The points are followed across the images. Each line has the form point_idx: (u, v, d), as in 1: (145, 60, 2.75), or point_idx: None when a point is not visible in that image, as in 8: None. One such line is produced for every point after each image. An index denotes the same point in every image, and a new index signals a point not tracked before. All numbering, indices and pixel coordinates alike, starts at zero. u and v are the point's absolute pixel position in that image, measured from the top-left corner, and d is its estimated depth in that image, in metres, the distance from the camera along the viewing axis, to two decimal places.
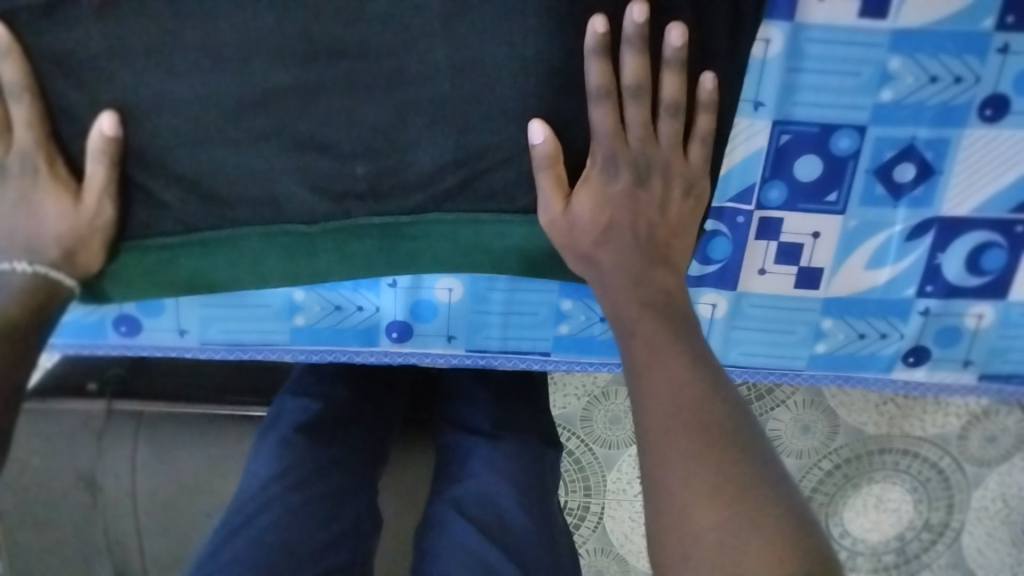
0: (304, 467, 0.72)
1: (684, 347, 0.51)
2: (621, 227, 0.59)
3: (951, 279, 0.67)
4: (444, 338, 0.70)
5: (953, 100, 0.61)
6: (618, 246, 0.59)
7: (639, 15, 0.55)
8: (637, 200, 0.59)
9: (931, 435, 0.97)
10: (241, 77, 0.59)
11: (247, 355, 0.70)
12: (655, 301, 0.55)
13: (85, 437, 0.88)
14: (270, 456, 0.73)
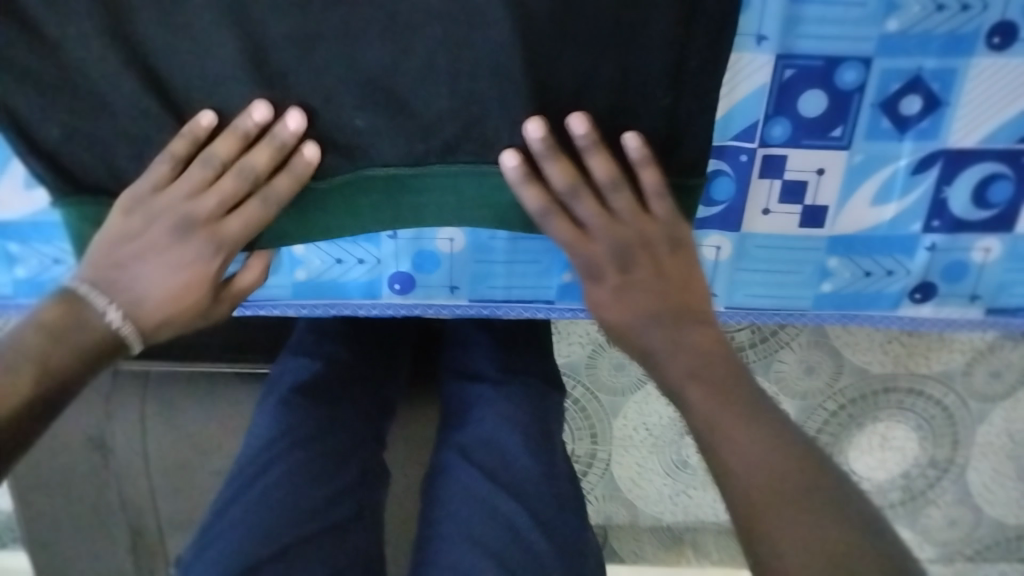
0: (310, 422, 0.73)
1: (726, 383, 0.54)
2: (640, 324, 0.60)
3: (957, 213, 0.66)
4: (447, 288, 0.70)
5: (959, 28, 0.60)
6: (649, 335, 0.59)
7: (538, 131, 0.60)
8: (639, 289, 0.61)
9: (935, 371, 0.97)
10: (225, 27, 0.57)
11: (250, 310, 0.70)
12: (697, 366, 0.55)
13: (94, 400, 0.89)
14: (270, 417, 0.73)
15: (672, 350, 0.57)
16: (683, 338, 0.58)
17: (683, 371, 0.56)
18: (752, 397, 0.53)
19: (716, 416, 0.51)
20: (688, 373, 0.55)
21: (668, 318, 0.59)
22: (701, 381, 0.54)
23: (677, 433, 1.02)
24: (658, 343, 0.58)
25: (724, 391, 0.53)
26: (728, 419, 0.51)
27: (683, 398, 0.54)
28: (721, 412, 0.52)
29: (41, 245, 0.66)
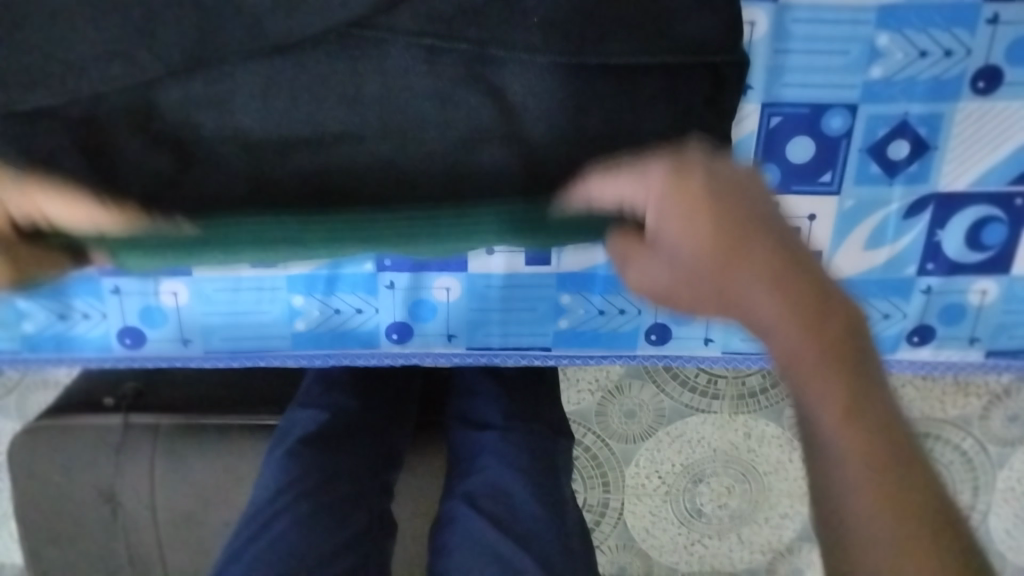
0: (314, 472, 0.73)
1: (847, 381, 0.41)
2: (775, 329, 0.42)
3: (952, 256, 0.66)
4: (444, 336, 0.70)
5: (944, 74, 0.61)
6: (781, 334, 0.42)
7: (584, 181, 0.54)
8: (785, 284, 0.43)
9: (952, 416, 0.96)
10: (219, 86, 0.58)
11: (248, 362, 0.70)
12: (856, 412, 0.40)
13: (104, 455, 0.89)
14: (276, 466, 0.74)
15: (819, 376, 0.41)
16: (842, 364, 0.41)
17: (832, 408, 0.40)
18: (916, 503, 0.39)
19: (837, 513, 0.40)
20: (845, 423, 0.40)
21: (812, 322, 0.42)
22: (857, 439, 0.40)
23: (690, 480, 1.01)
24: (798, 362, 0.42)
25: (885, 475, 0.39)
26: (873, 523, 0.39)
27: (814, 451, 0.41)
28: (860, 513, 0.39)
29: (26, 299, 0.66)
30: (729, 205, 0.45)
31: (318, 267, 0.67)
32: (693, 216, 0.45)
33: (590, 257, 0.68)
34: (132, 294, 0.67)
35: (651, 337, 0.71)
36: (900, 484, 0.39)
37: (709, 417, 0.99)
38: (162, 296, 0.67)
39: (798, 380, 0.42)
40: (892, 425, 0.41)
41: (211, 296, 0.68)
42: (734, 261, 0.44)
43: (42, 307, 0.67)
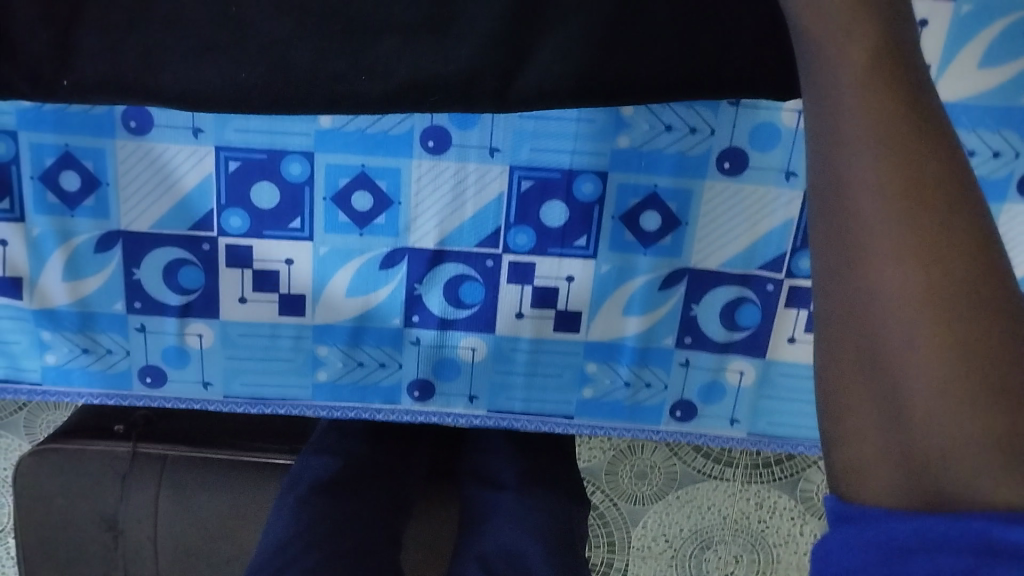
0: (323, 524, 0.71)
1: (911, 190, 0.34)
2: (873, 213, 0.34)
3: None
4: (466, 397, 0.69)
5: (990, 175, 0.61)
6: (883, 226, 0.34)
7: None
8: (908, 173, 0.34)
9: None
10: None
11: (268, 410, 0.69)
12: (940, 300, 0.32)
13: (110, 481, 0.88)
14: (286, 518, 0.72)
15: (907, 282, 0.33)
16: (954, 276, 0.33)
17: (921, 318, 0.32)
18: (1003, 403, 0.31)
19: (892, 411, 0.33)
20: (918, 325, 0.33)
21: (937, 218, 0.33)
22: (937, 325, 0.32)
23: (698, 546, 0.98)
24: (861, 147, 0.34)
25: (974, 368, 0.31)
26: (938, 422, 0.32)
27: (862, 338, 0.34)
28: (929, 410, 0.32)
29: (54, 331, 0.66)
30: (897, 74, 0.35)
31: (343, 320, 0.67)
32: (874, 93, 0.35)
33: (619, 326, 0.67)
34: (156, 333, 0.67)
35: (676, 413, 0.70)
36: (992, 394, 0.31)
37: (721, 483, 0.97)
38: (186, 337, 0.67)
39: (820, 71, 0.37)
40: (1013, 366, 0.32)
41: (236, 341, 0.67)
42: (866, 97, 0.35)
43: (66, 339, 0.67)
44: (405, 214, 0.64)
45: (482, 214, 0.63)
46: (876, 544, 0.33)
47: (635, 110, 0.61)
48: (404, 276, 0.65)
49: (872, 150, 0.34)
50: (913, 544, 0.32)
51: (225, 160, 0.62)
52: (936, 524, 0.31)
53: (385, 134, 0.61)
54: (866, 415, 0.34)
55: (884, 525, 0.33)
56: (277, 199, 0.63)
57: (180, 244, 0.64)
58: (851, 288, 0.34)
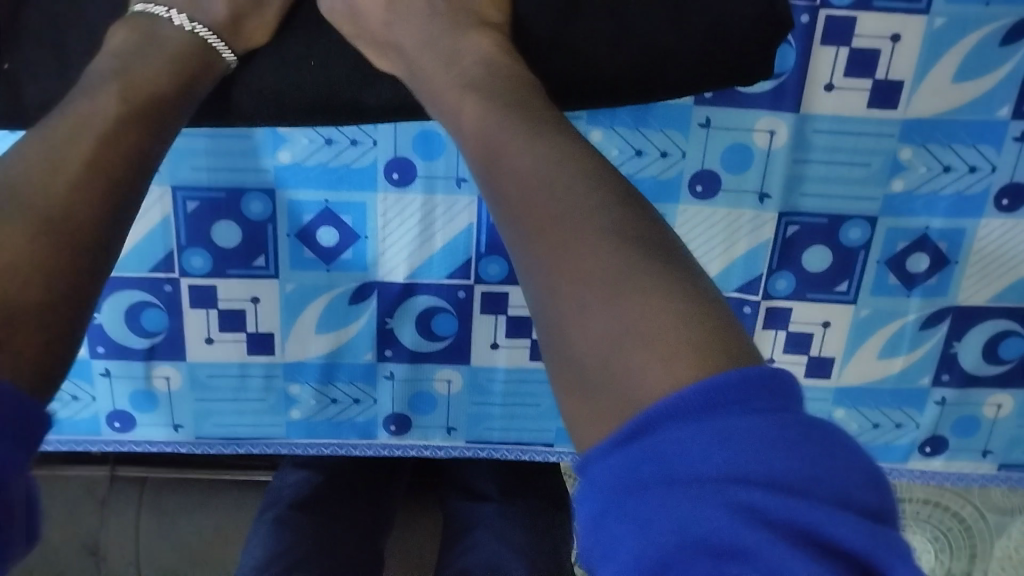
0: (303, 546, 0.70)
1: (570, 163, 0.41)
2: (542, 192, 0.41)
3: (968, 367, 0.65)
4: (444, 429, 0.68)
5: (967, 190, 0.59)
6: (575, 246, 0.39)
7: None
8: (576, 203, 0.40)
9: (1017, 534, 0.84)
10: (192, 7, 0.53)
11: (242, 449, 0.68)
12: (597, 252, 0.38)
13: (88, 506, 0.81)
14: (262, 543, 0.71)
15: (604, 285, 0.38)
16: (633, 253, 0.38)
17: (633, 300, 0.37)
18: (704, 355, 0.34)
19: (610, 397, 0.36)
20: (623, 315, 0.37)
21: (577, 183, 0.41)
22: (644, 308, 0.37)
23: None
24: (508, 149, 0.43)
25: (633, 292, 0.37)
26: (660, 398, 0.34)
27: (572, 350, 0.38)
28: (651, 389, 0.34)
29: None
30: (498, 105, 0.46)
31: (313, 357, 0.65)
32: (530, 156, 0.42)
33: None
34: (122, 377, 0.65)
35: None
36: (702, 352, 0.35)
37: None
38: (153, 380, 0.65)
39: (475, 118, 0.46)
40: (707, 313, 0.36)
41: (205, 382, 0.65)
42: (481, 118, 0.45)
43: None
44: (373, 248, 0.62)
45: (452, 245, 0.62)
46: (597, 484, 0.34)
47: (603, 136, 0.58)
48: (375, 309, 0.64)
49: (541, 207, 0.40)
50: (635, 471, 0.32)
51: (184, 201, 0.60)
52: (656, 440, 0.32)
53: (348, 168, 0.59)
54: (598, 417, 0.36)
55: (600, 465, 0.34)
56: (239, 238, 0.61)
57: (142, 287, 0.62)
58: (566, 296, 0.38)
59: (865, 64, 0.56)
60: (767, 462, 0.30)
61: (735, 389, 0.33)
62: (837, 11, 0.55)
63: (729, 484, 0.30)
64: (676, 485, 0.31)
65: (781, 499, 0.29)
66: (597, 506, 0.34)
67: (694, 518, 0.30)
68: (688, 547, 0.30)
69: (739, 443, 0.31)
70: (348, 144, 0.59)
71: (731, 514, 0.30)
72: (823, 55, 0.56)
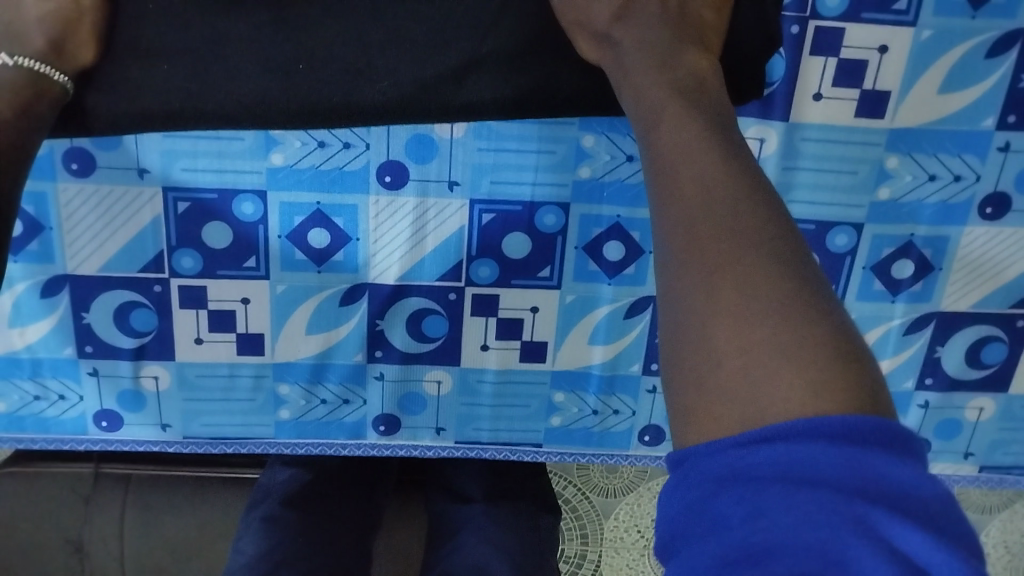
0: (292, 541, 0.70)
1: (739, 183, 0.42)
2: (692, 206, 0.42)
3: (951, 372, 0.66)
4: (433, 430, 0.69)
5: (952, 199, 0.60)
6: (716, 247, 0.40)
7: None
8: (736, 212, 0.41)
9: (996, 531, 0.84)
10: (192, 19, 0.55)
11: (230, 449, 0.68)
12: (728, 275, 0.39)
13: (71, 504, 0.80)
14: (254, 537, 0.70)
15: (736, 289, 0.38)
16: (773, 282, 0.38)
17: (768, 317, 0.37)
18: (833, 375, 0.35)
19: (728, 398, 0.36)
20: (749, 328, 0.37)
21: (738, 203, 0.41)
22: (792, 338, 0.36)
23: None
24: (685, 152, 0.44)
25: (767, 318, 0.37)
26: (784, 404, 0.34)
27: (703, 347, 0.38)
28: (769, 391, 0.35)
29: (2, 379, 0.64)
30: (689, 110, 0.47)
31: (303, 358, 0.65)
32: (704, 159, 0.43)
33: (586, 356, 0.66)
34: (109, 376, 0.65)
35: (644, 437, 0.70)
36: (836, 376, 0.35)
37: None
38: (141, 380, 0.65)
39: (645, 120, 0.48)
40: (841, 344, 0.36)
41: (193, 382, 0.65)
42: (672, 114, 0.46)
43: (16, 387, 0.65)
44: (364, 249, 0.62)
45: (443, 248, 0.62)
46: (704, 477, 0.35)
47: (595, 141, 0.60)
48: (366, 311, 0.64)
49: (700, 206, 0.42)
50: (754, 470, 0.33)
51: (174, 202, 0.59)
52: (784, 447, 0.33)
53: (340, 170, 0.59)
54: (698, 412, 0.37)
55: (713, 461, 0.35)
56: (230, 239, 0.61)
57: (130, 287, 0.62)
58: (693, 308, 0.39)
59: (854, 73, 0.57)
60: (897, 495, 0.31)
61: (874, 430, 0.32)
62: (827, 21, 0.56)
63: (855, 501, 0.30)
64: (798, 485, 0.31)
65: (902, 529, 0.30)
66: (699, 494, 0.34)
67: (808, 521, 0.30)
68: (791, 547, 0.30)
69: (872, 471, 0.31)
70: (340, 146, 0.59)
71: (848, 526, 0.29)
72: (812, 65, 0.57)
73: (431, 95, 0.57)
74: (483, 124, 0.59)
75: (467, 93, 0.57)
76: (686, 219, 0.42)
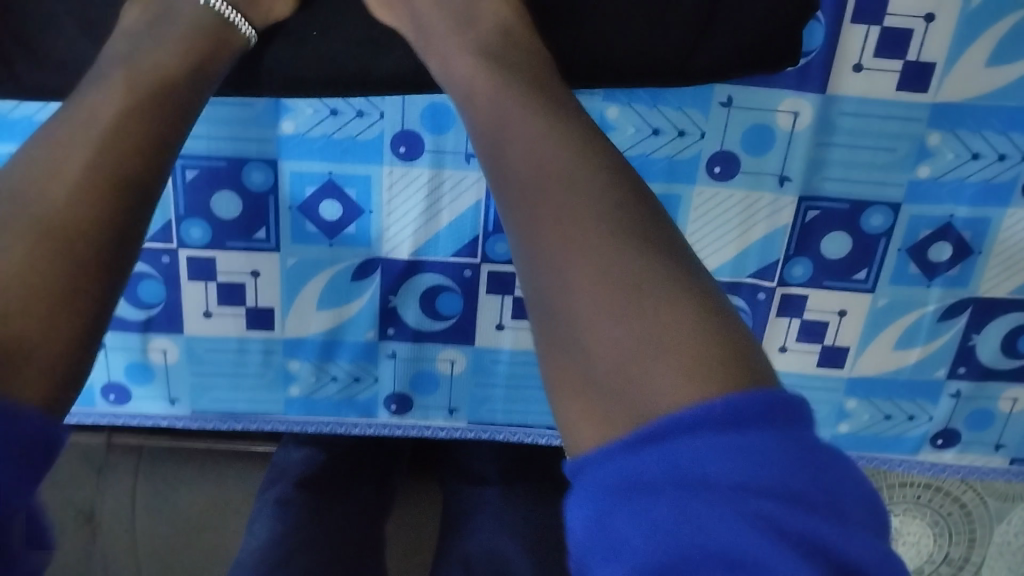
0: (307, 527, 0.69)
1: (577, 153, 0.40)
2: (546, 193, 0.40)
3: (986, 361, 0.63)
4: (446, 410, 0.67)
5: (995, 178, 0.57)
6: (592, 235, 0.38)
7: None
8: (585, 187, 0.39)
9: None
10: None
11: (239, 425, 0.67)
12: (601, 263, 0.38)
13: (82, 475, 0.80)
14: (269, 521, 0.69)
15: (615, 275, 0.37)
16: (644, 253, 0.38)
17: (637, 298, 0.37)
18: (694, 346, 0.35)
19: (612, 396, 0.36)
20: (630, 317, 0.36)
21: (593, 179, 0.40)
22: (666, 319, 0.36)
23: None
24: (522, 136, 0.41)
25: (637, 303, 0.37)
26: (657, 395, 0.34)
27: (576, 343, 0.37)
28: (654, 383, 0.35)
29: None
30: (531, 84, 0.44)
31: (314, 333, 0.63)
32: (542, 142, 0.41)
33: None
34: (118, 348, 0.63)
35: None
36: (709, 353, 0.35)
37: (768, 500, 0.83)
38: (149, 352, 0.64)
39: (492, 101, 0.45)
40: (699, 296, 0.37)
41: (202, 356, 0.64)
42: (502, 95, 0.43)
43: None
44: (377, 223, 0.60)
45: (459, 223, 0.60)
46: (595, 488, 0.34)
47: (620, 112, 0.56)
48: (378, 286, 0.62)
49: (553, 190, 0.40)
50: (647, 476, 0.33)
51: (182, 169, 0.57)
52: (669, 449, 0.33)
53: (353, 140, 0.57)
54: (585, 410, 0.36)
55: (601, 468, 0.34)
56: (240, 209, 0.59)
57: (139, 256, 0.60)
58: (557, 308, 0.38)
59: (896, 44, 0.53)
60: (791, 481, 0.31)
61: (751, 407, 0.33)
62: None
63: (755, 498, 0.31)
64: (692, 494, 0.32)
65: (799, 518, 0.31)
66: (597, 509, 0.34)
67: (717, 530, 0.31)
68: (705, 557, 0.31)
69: (760, 459, 0.32)
70: (354, 115, 0.57)
71: (756, 528, 0.30)
72: (852, 33, 0.53)
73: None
74: None
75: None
76: (540, 207, 0.40)
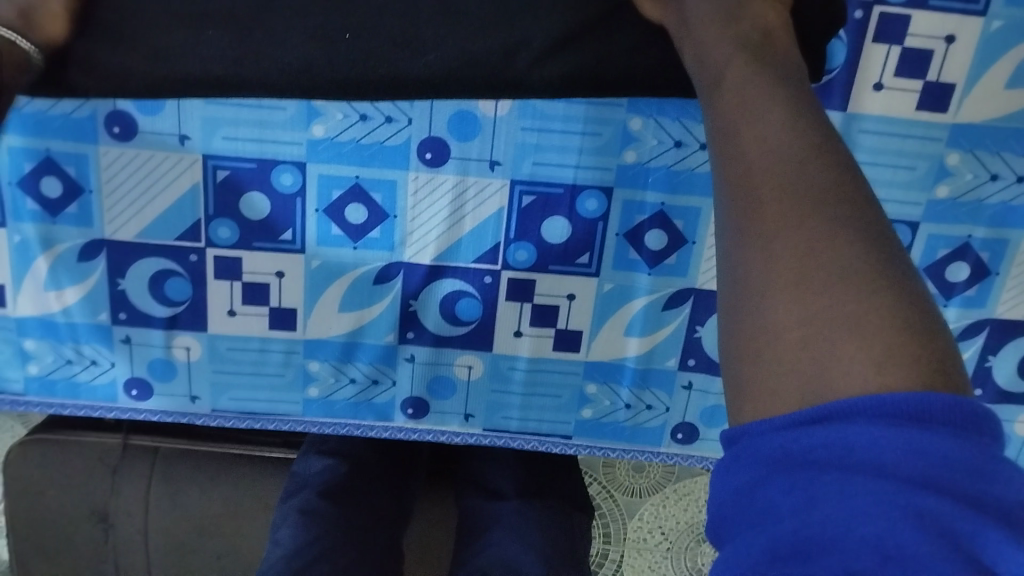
0: (333, 532, 0.68)
1: (802, 140, 0.39)
2: (755, 166, 0.39)
3: (1002, 384, 0.63)
4: (462, 415, 0.67)
5: (1013, 201, 0.58)
6: (788, 218, 0.37)
7: None
8: (807, 174, 0.38)
9: None
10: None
11: (257, 425, 0.68)
12: (788, 243, 0.36)
13: (97, 475, 0.80)
14: (293, 526, 0.68)
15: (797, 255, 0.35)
16: (840, 241, 0.35)
17: (831, 284, 0.34)
18: (917, 353, 0.31)
19: (783, 376, 0.33)
20: (813, 298, 0.34)
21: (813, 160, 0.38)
22: (862, 310, 0.33)
23: (695, 541, 0.86)
24: (747, 110, 0.41)
25: (836, 290, 0.34)
26: (851, 381, 0.31)
27: (757, 318, 0.35)
28: (843, 364, 0.32)
29: (33, 339, 0.64)
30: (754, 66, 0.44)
31: (335, 335, 0.64)
32: (776, 123, 0.40)
33: (620, 347, 0.65)
34: (142, 344, 0.64)
35: (677, 435, 0.68)
36: (919, 353, 0.31)
37: None
38: (173, 349, 0.65)
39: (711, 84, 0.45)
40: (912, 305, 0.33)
41: (224, 355, 0.65)
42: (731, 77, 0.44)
43: (50, 349, 0.65)
44: (401, 228, 0.61)
45: (481, 229, 0.61)
46: (755, 461, 0.32)
47: (643, 124, 0.58)
48: (400, 290, 0.63)
49: (766, 170, 0.38)
50: (807, 452, 0.30)
51: (214, 169, 0.59)
52: (839, 429, 0.30)
53: (381, 144, 0.58)
54: (760, 388, 0.34)
55: (764, 440, 0.32)
56: (268, 210, 0.60)
57: (164, 254, 0.61)
58: (745, 276, 0.37)
59: (917, 63, 0.54)
60: (967, 483, 0.28)
61: (943, 406, 0.29)
62: (892, 8, 0.54)
63: (920, 494, 0.27)
64: (854, 476, 0.28)
65: (968, 525, 0.27)
66: (755, 475, 0.32)
67: (866, 517, 0.27)
68: (844, 544, 0.27)
69: (939, 459, 0.28)
70: (382, 120, 0.58)
71: (915, 525, 0.26)
72: (874, 52, 0.54)
73: (481, 69, 0.56)
74: (528, 103, 0.57)
75: (516, 70, 0.56)
76: (753, 180, 0.39)
